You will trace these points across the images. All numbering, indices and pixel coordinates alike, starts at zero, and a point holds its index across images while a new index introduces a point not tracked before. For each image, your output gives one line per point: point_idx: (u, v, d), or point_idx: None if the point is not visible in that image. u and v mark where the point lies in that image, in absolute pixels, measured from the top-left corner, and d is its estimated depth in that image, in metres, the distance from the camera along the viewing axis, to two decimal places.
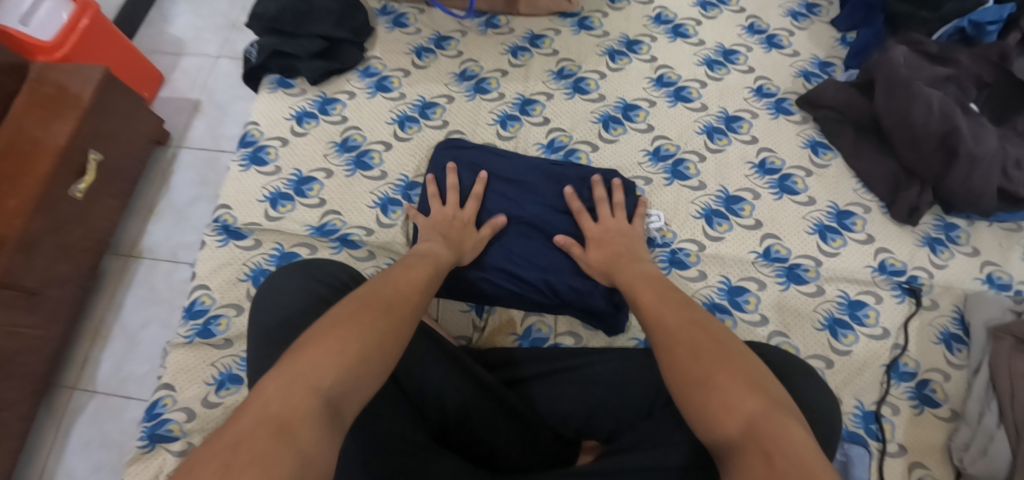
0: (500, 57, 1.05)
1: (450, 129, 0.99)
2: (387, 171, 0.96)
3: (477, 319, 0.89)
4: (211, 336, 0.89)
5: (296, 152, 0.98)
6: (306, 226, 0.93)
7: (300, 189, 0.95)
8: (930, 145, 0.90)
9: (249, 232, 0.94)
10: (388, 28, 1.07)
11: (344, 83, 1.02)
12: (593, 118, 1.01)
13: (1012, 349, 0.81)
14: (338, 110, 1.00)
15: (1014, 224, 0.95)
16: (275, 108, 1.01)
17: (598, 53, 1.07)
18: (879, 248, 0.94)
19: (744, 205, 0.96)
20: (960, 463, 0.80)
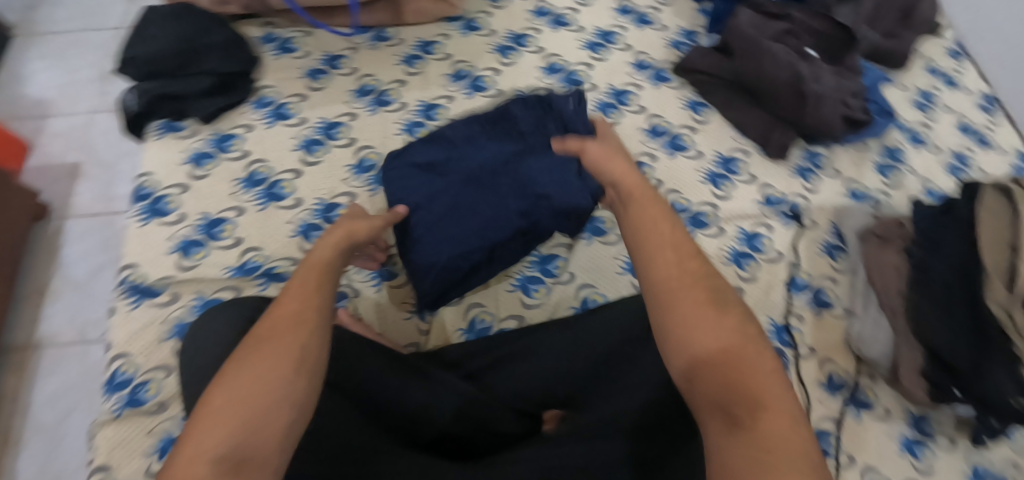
0: (395, 69, 1.08)
1: (358, 144, 0.99)
2: (301, 197, 0.93)
3: (421, 323, 0.91)
4: (142, 403, 0.78)
5: (201, 197, 0.91)
6: (225, 268, 0.87)
7: (210, 233, 0.89)
8: (783, 90, 1.04)
9: (163, 287, 0.85)
10: (276, 55, 1.06)
11: (238, 117, 0.98)
12: (495, 112, 1.06)
13: (877, 246, 0.97)
14: (237, 145, 0.96)
15: (862, 144, 1.12)
16: (167, 155, 0.94)
17: (488, 51, 1.13)
18: (762, 185, 1.07)
19: (644, 169, 1.06)
20: (859, 350, 0.95)
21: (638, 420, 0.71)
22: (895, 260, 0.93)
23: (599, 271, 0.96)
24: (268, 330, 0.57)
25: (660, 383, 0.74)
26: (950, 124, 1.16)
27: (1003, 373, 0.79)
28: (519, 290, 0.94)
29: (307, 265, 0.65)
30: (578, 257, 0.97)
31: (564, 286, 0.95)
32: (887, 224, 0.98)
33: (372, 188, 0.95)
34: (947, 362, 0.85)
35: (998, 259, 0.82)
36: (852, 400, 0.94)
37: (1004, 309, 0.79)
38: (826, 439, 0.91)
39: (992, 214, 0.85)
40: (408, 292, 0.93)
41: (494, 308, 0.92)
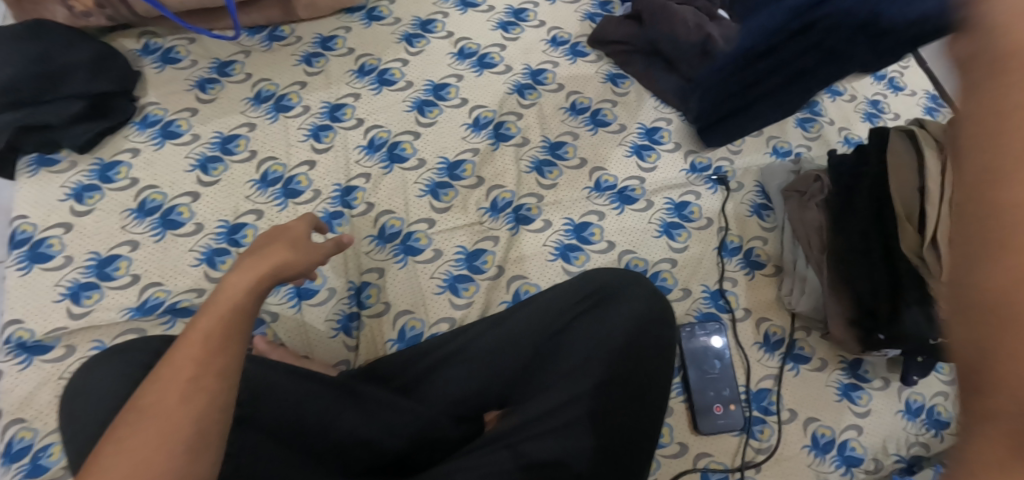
0: (294, 70, 1.01)
1: (259, 156, 0.93)
2: (202, 221, 0.88)
3: (348, 339, 0.87)
4: (44, 471, 0.72)
5: (87, 235, 0.85)
6: (123, 310, 0.81)
7: (103, 273, 0.83)
8: (693, 54, 1.01)
9: (56, 340, 0.79)
10: (158, 67, 0.97)
11: (123, 140, 0.91)
12: (406, 106, 1.01)
13: (800, 202, 0.98)
14: (124, 173, 0.89)
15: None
16: (43, 192, 0.86)
17: (395, 41, 1.06)
18: (686, 151, 1.05)
19: (567, 148, 1.02)
20: (791, 306, 0.96)
21: (595, 403, 0.76)
22: (817, 217, 0.94)
23: (530, 261, 0.93)
24: (156, 396, 0.56)
25: (602, 366, 0.77)
26: (861, 72, 1.18)
27: (919, 316, 0.80)
28: (448, 291, 0.90)
29: (209, 311, 0.60)
30: (506, 249, 0.93)
31: (493, 281, 0.91)
32: (807, 179, 0.98)
33: (279, 202, 0.90)
34: (869, 308, 0.86)
35: (907, 203, 0.82)
36: (790, 355, 0.95)
37: (914, 254, 0.80)
38: (767, 397, 0.92)
39: (900, 160, 0.84)
40: (329, 308, 0.87)
41: (422, 314, 0.88)
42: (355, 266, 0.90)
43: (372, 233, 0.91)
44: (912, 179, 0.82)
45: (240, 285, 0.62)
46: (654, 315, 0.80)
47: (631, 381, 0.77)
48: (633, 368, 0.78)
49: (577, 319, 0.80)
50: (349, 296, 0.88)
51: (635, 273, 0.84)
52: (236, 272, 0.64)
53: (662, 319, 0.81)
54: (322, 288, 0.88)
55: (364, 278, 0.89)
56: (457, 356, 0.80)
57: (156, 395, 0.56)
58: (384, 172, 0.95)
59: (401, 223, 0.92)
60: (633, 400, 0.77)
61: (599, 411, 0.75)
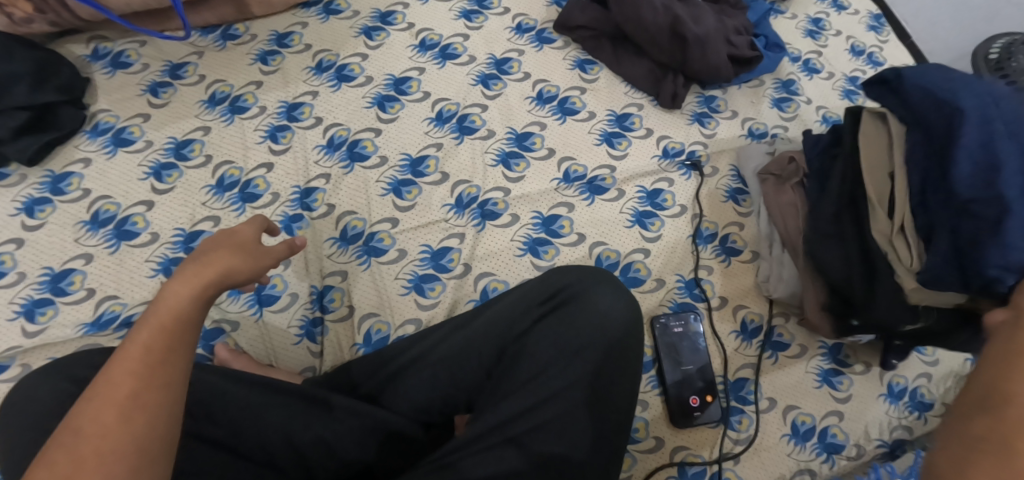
0: (249, 69, 1.02)
1: (215, 161, 0.94)
2: (157, 231, 0.89)
3: (313, 345, 0.86)
4: None
5: (40, 250, 0.86)
6: (78, 325, 0.83)
7: (58, 287, 0.85)
8: (663, 37, 1.00)
9: (11, 360, 0.80)
10: (109, 72, 0.99)
11: (74, 150, 0.93)
12: (367, 102, 1.00)
13: (776, 186, 0.95)
14: (76, 184, 0.91)
15: (757, 81, 1.10)
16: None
17: (353, 35, 1.06)
18: (659, 137, 1.03)
19: (534, 139, 1.00)
20: (767, 292, 0.94)
21: (583, 393, 0.73)
22: (793, 199, 0.92)
23: (499, 258, 0.91)
24: (95, 415, 0.52)
25: (590, 356, 0.74)
26: (837, 50, 1.16)
27: (889, 302, 0.77)
28: (414, 291, 0.89)
29: (149, 322, 0.57)
30: (475, 246, 0.92)
31: (460, 279, 0.90)
32: (782, 161, 0.96)
33: (235, 207, 0.92)
34: (843, 293, 0.84)
35: (878, 186, 0.79)
36: (768, 343, 0.93)
37: (886, 239, 0.77)
38: (744, 387, 0.90)
39: (872, 142, 0.81)
40: (292, 314, 0.87)
41: (388, 317, 0.87)
42: (318, 271, 0.89)
43: (334, 235, 0.91)
44: (884, 161, 0.80)
45: (182, 294, 0.59)
46: (633, 308, 0.78)
47: (622, 370, 0.75)
48: (616, 355, 0.75)
49: (547, 318, 0.77)
50: (311, 301, 0.88)
51: (607, 271, 0.81)
52: (175, 281, 0.60)
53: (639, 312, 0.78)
54: (283, 294, 0.88)
55: (327, 281, 0.89)
56: (420, 360, 0.78)
57: (95, 414, 0.52)
58: (344, 172, 0.95)
59: (363, 224, 0.92)
60: (619, 387, 0.74)
61: (594, 401, 0.73)
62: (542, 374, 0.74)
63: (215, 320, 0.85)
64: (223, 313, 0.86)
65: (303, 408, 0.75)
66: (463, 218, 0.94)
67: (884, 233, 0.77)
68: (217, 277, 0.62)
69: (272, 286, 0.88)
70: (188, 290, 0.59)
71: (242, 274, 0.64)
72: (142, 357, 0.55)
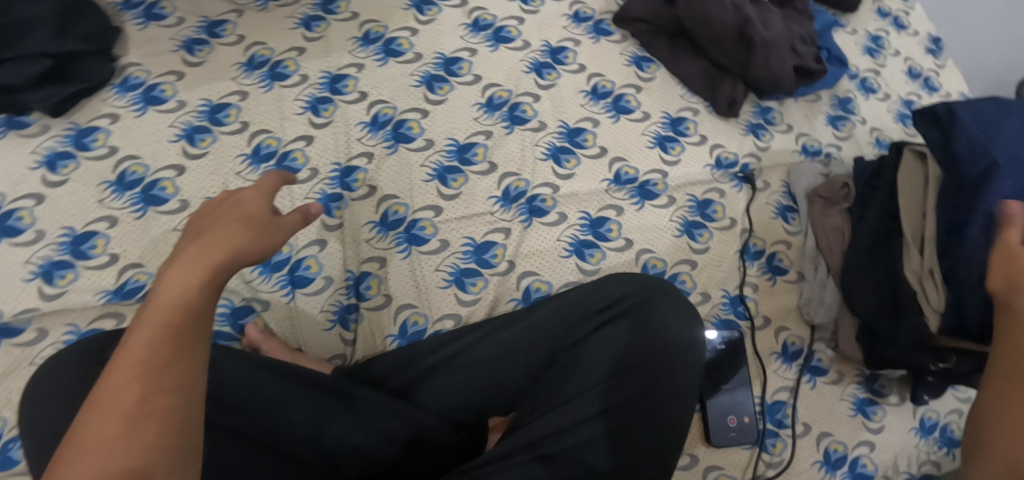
0: (293, 33, 1.14)
1: (252, 129, 1.05)
2: (186, 198, 1.00)
3: (344, 332, 0.94)
4: (13, 464, 0.82)
5: (58, 210, 0.96)
6: (100, 293, 0.92)
7: (79, 250, 0.94)
8: (730, 39, 1.10)
9: (26, 323, 0.89)
10: (140, 24, 1.12)
11: (102, 103, 1.04)
12: (415, 80, 1.12)
13: (824, 208, 1.04)
14: (102, 140, 1.02)
15: (814, 96, 1.21)
16: (13, 160, 0.98)
17: (404, 8, 1.18)
18: (713, 146, 1.12)
19: (587, 135, 1.10)
20: (810, 317, 0.99)
21: (622, 414, 0.76)
22: (839, 224, 1.01)
23: (541, 258, 1.00)
24: (105, 418, 0.52)
25: (636, 378, 0.78)
26: (892, 72, 1.27)
27: (914, 339, 0.86)
28: (454, 285, 0.97)
29: (156, 315, 0.56)
30: (514, 244, 1.01)
31: (505, 276, 0.99)
32: (834, 186, 1.05)
33: None
34: (871, 326, 0.92)
35: (917, 227, 0.89)
36: (807, 367, 0.97)
37: (916, 278, 0.86)
38: (782, 410, 0.93)
39: (910, 181, 0.92)
40: (327, 297, 0.95)
41: (427, 311, 0.95)
42: (356, 258, 0.98)
43: (376, 219, 1.00)
44: (917, 204, 0.90)
45: (186, 281, 0.59)
46: (692, 324, 0.81)
47: (660, 401, 0.77)
48: (663, 376, 0.78)
49: (606, 327, 0.82)
50: (347, 287, 0.96)
51: (668, 284, 0.85)
52: (178, 267, 0.60)
53: (694, 341, 0.80)
54: (317, 276, 0.95)
55: (363, 268, 0.97)
56: (467, 357, 0.81)
57: (104, 418, 0.52)
58: (387, 152, 1.05)
59: (404, 211, 1.01)
60: (658, 415, 0.76)
61: (619, 433, 0.76)
62: (587, 390, 0.78)
63: (246, 300, 0.92)
64: (256, 291, 0.93)
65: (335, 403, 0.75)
66: (506, 214, 1.03)
67: (917, 273, 0.86)
68: (225, 259, 0.61)
69: (305, 268, 0.96)
70: (196, 276, 0.59)
71: (251, 252, 0.64)
72: (150, 356, 0.55)
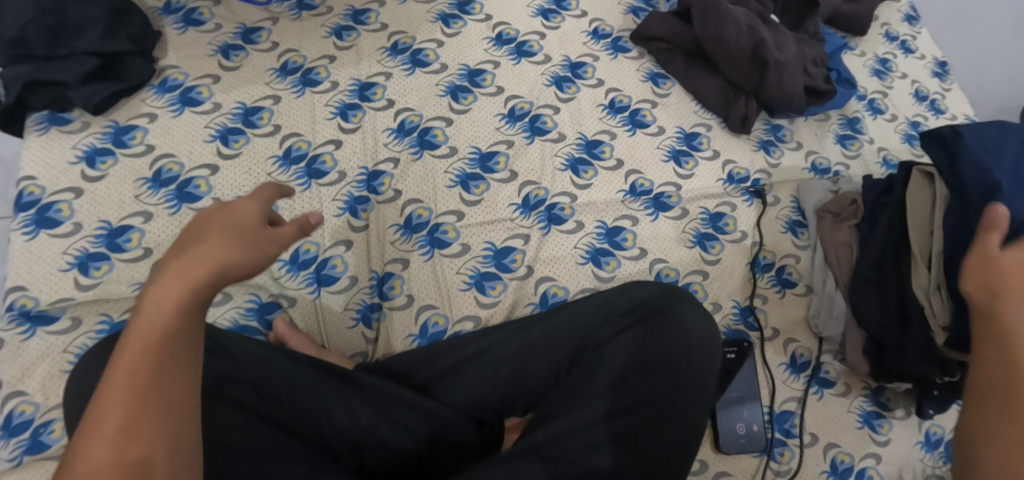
0: (432, 26, 0.98)
1: (396, 106, 0.91)
2: (344, 169, 0.87)
3: (482, 296, 0.82)
4: (44, 448, 0.70)
5: (97, 203, 0.80)
6: (133, 285, 0.77)
7: (113, 243, 0.79)
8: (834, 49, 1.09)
9: (61, 311, 0.76)
10: (180, 27, 0.91)
11: (205, 45, 0.91)
12: (545, 79, 0.98)
13: None
14: (206, 95, 0.88)
15: (919, 117, 1.12)
16: (53, 153, 0.82)
17: (531, 14, 1.02)
18: (807, 152, 1.03)
19: (702, 139, 0.99)
20: None
21: None
22: (848, 239, 0.90)
23: (666, 242, 0.91)
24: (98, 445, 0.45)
25: None
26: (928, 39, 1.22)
27: None
28: (591, 263, 0.87)
29: (170, 303, 0.48)
30: (643, 229, 0.90)
31: (637, 261, 0.88)
32: (843, 201, 0.94)
33: (414, 151, 0.89)
34: None
35: None
36: (815, 379, 0.88)
37: None
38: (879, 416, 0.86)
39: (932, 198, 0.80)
40: (462, 262, 0.84)
41: (569, 285, 0.85)
42: (497, 230, 0.86)
43: (516, 200, 0.89)
44: None
45: (179, 275, 0.48)
46: None
47: None
48: None
49: None
50: (484, 255, 0.85)
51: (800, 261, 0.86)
52: (164, 275, 0.49)
53: None
54: (454, 242, 0.84)
55: (508, 243, 0.86)
56: None
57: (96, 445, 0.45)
58: (526, 142, 0.92)
59: (544, 193, 0.89)
60: None
61: None
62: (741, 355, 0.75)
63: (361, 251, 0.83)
64: (393, 252, 0.83)
65: (448, 371, 0.74)
66: (670, 187, 0.95)
67: None
68: (207, 277, 0.49)
69: (442, 233, 0.85)
70: (179, 286, 0.48)
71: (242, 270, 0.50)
72: (140, 372, 0.46)
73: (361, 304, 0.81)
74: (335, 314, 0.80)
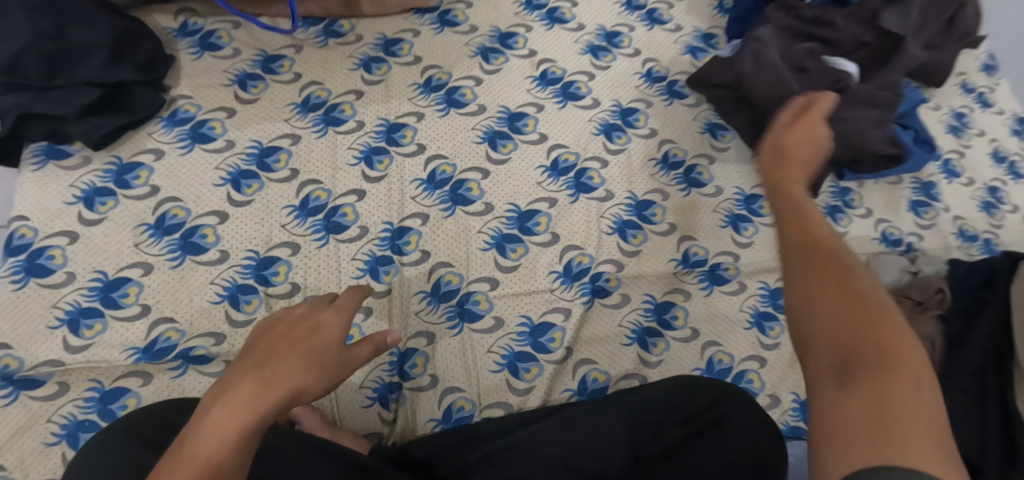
0: (469, 62, 0.88)
1: (429, 152, 0.83)
2: (366, 225, 0.78)
3: (513, 379, 0.76)
4: None
5: (94, 250, 0.73)
6: (128, 349, 0.70)
7: (109, 299, 0.71)
8: (913, 107, 0.97)
9: (47, 375, 0.68)
10: (195, 53, 0.83)
11: (221, 74, 0.82)
12: (593, 128, 0.88)
13: (912, 312, 0.84)
14: (220, 130, 0.79)
15: (1001, 180, 1.01)
16: (48, 193, 0.74)
17: (579, 52, 0.92)
18: (878, 219, 0.94)
19: (764, 202, 0.89)
20: None
21: None
22: (931, 332, 0.81)
23: (723, 325, 0.82)
24: None
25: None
26: (1009, 90, 1.10)
27: None
28: (637, 344, 0.79)
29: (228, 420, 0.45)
30: (696, 304, 0.82)
31: (685, 344, 0.80)
32: (926, 288, 0.85)
33: (445, 207, 0.81)
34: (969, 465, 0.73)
35: None
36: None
37: None
38: None
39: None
40: (494, 339, 0.77)
41: (609, 367, 0.77)
42: (534, 303, 0.79)
43: (557, 268, 0.81)
44: None
45: (248, 394, 0.46)
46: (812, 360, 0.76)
47: None
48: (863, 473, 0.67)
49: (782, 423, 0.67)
50: (519, 332, 0.78)
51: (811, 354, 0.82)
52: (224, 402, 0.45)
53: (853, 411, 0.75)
54: (486, 314, 0.78)
55: (546, 318, 0.79)
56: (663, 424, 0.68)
57: None
58: (570, 201, 0.84)
59: (589, 260, 0.81)
60: None
61: None
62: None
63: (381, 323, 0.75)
64: (417, 324, 0.76)
65: (467, 474, 0.66)
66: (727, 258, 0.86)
67: None
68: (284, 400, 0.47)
69: (473, 303, 0.78)
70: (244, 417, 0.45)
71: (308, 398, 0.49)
72: None
73: (379, 382, 0.75)
74: (351, 392, 0.74)
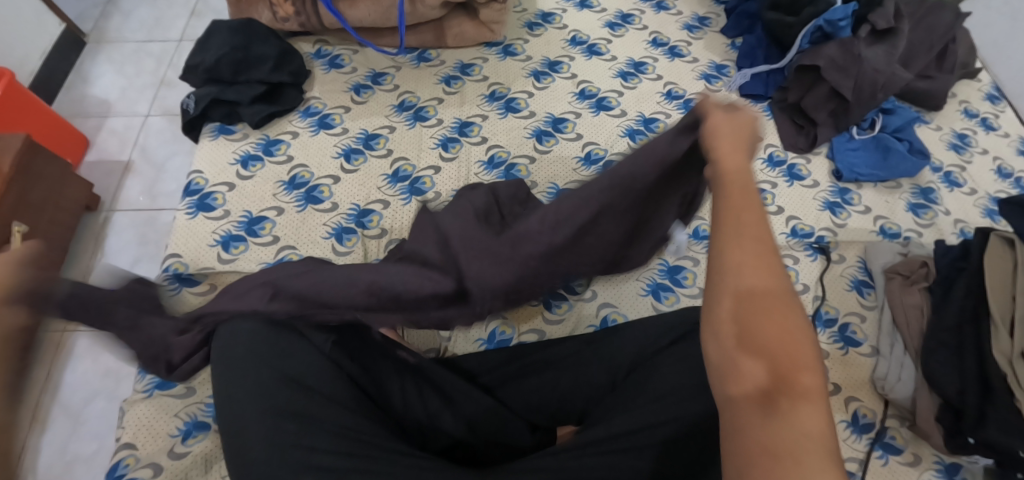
0: (524, 80, 1.14)
1: (490, 142, 1.06)
2: (440, 191, 1.01)
3: (547, 313, 0.94)
4: (171, 386, 0.86)
5: (244, 196, 0.99)
6: (261, 264, 0.94)
7: (251, 229, 0.96)
8: (905, 124, 1.13)
9: (202, 277, 0.93)
10: (325, 69, 1.13)
11: (342, 84, 1.12)
12: (620, 131, 1.09)
13: (903, 286, 0.95)
14: (338, 121, 1.07)
15: (1004, 191, 1.10)
16: (219, 155, 1.03)
17: (611, 75, 1.16)
18: (876, 216, 1.07)
19: (766, 194, 1.08)
20: (883, 391, 0.92)
21: None
22: (918, 301, 0.92)
23: None
24: None
25: None
26: (1014, 116, 1.20)
27: (1004, 423, 0.79)
28: (652, 295, 0.96)
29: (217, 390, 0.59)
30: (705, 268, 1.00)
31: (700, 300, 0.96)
32: (912, 263, 0.96)
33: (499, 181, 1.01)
34: (955, 407, 0.83)
35: (1003, 310, 0.84)
36: (879, 442, 0.90)
37: (1006, 360, 0.81)
38: (889, 433, 0.90)
39: (998, 264, 0.87)
40: None
41: (626, 313, 0.94)
42: None
43: None
44: (1007, 285, 0.85)
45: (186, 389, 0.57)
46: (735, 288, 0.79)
47: None
48: None
49: None
50: None
51: None
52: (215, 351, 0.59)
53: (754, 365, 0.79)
54: None
55: None
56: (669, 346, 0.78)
57: None
58: None
59: None
60: None
61: None
62: None
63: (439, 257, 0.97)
64: None
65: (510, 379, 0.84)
66: None
67: (1006, 355, 0.81)
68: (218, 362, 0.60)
69: None
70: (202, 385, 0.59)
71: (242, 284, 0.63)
72: None
73: None
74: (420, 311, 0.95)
